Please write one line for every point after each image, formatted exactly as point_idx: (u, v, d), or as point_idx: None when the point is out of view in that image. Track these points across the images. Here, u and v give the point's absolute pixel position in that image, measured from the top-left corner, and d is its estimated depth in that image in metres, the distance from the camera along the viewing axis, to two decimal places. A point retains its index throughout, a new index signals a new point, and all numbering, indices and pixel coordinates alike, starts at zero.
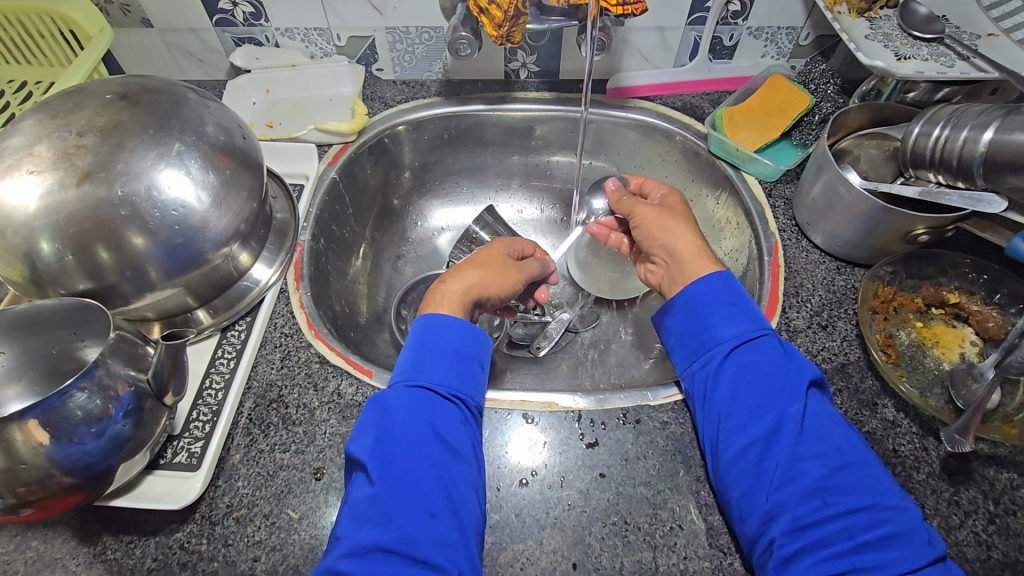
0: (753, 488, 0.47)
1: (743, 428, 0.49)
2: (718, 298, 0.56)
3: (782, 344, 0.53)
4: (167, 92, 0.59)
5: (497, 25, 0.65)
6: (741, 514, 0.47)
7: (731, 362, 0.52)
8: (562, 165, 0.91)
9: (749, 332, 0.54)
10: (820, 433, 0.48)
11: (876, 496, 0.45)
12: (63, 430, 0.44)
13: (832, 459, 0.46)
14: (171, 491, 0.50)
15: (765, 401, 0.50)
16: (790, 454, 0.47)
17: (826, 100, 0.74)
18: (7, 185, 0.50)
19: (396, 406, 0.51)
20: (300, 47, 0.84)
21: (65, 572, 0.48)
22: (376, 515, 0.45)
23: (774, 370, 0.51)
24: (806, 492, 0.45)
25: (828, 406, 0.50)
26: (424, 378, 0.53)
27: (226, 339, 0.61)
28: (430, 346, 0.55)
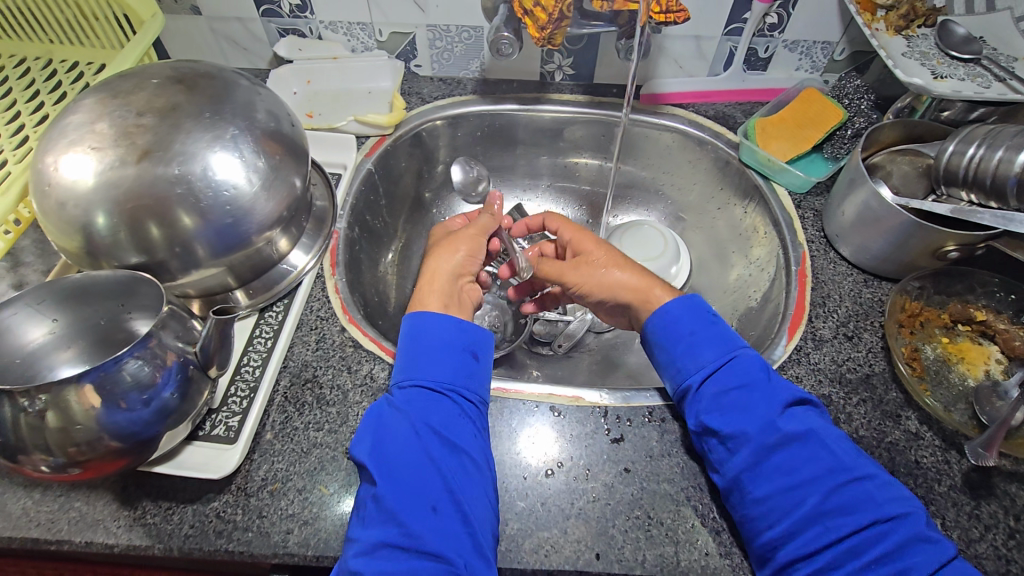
0: (753, 517, 0.48)
1: (730, 459, 0.50)
2: (681, 329, 0.56)
3: (757, 363, 0.54)
4: (221, 77, 0.60)
5: (541, 28, 0.66)
6: (750, 539, 0.48)
7: (709, 394, 0.53)
8: (591, 168, 0.93)
9: (718, 359, 0.54)
10: (809, 457, 0.48)
11: (876, 510, 0.45)
12: (115, 395, 0.46)
13: (825, 482, 0.47)
14: (210, 461, 0.52)
15: (749, 427, 0.50)
16: (783, 483, 0.48)
17: (859, 114, 0.76)
18: (70, 160, 0.52)
19: (381, 411, 0.52)
20: (342, 41, 0.86)
21: (107, 533, 0.50)
22: (383, 514, 0.46)
23: (750, 397, 0.51)
24: (808, 517, 0.46)
25: (816, 422, 0.51)
26: (410, 377, 0.53)
27: (264, 319, 0.63)
28: (412, 345, 0.55)
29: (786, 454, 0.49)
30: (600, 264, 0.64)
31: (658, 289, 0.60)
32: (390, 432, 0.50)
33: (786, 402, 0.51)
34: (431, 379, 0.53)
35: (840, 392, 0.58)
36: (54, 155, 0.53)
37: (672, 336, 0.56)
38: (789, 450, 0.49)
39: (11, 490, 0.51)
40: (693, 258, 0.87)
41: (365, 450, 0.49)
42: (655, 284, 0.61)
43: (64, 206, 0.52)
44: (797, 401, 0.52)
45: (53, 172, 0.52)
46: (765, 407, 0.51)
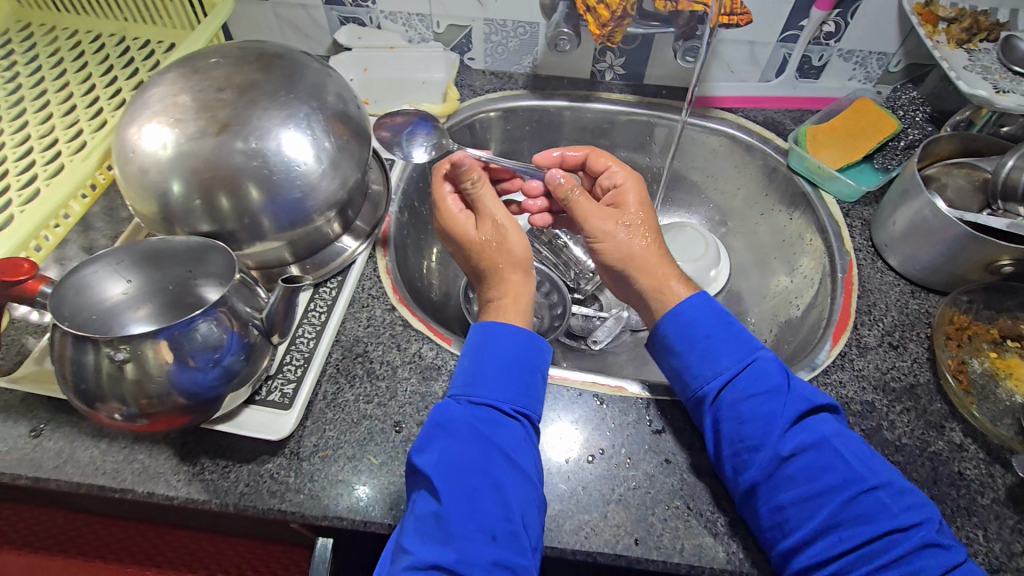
0: (771, 527, 0.48)
1: (746, 468, 0.50)
2: (695, 332, 0.55)
3: (772, 371, 0.53)
4: (293, 58, 0.63)
5: (602, 25, 0.68)
6: (769, 545, 0.49)
7: (728, 402, 0.52)
8: (633, 167, 0.93)
9: (735, 365, 0.53)
10: (824, 467, 0.49)
11: (891, 520, 0.46)
12: (186, 353, 0.48)
13: (841, 492, 0.48)
14: (267, 424, 0.54)
15: (766, 437, 0.50)
16: (800, 492, 0.48)
17: (913, 127, 0.75)
18: (150, 131, 0.55)
19: (439, 428, 0.50)
20: (400, 32, 0.88)
21: (167, 485, 0.52)
22: (440, 532, 0.46)
23: (769, 406, 0.51)
24: (824, 526, 0.47)
25: (831, 429, 0.51)
26: (474, 393, 0.52)
27: (319, 293, 0.65)
28: (481, 359, 0.54)
29: (802, 465, 0.49)
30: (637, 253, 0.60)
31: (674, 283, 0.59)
32: (450, 453, 0.49)
33: (802, 412, 0.51)
34: (501, 399, 0.52)
35: (883, 400, 0.58)
36: (137, 127, 0.55)
37: (686, 339, 0.55)
38: (803, 461, 0.49)
39: (81, 438, 0.54)
40: (733, 262, 0.88)
41: (428, 464, 0.48)
42: (671, 274, 0.59)
43: (145, 172, 0.55)
44: (813, 409, 0.52)
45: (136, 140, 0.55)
46: (778, 418, 0.51)
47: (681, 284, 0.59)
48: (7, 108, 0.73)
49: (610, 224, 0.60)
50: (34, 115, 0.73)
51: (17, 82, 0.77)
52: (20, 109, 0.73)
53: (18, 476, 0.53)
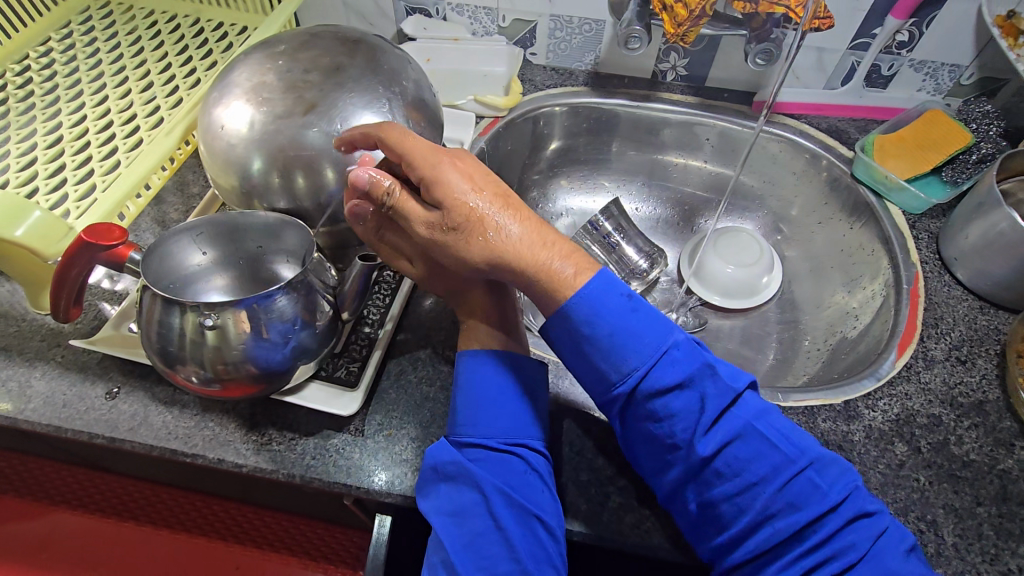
0: (703, 527, 0.47)
1: (669, 466, 0.48)
2: (596, 330, 0.48)
3: (685, 361, 0.48)
4: (373, 43, 0.64)
5: (677, 24, 0.67)
6: (700, 544, 0.48)
7: (642, 402, 0.48)
8: (688, 169, 0.92)
9: (644, 364, 0.48)
10: (750, 458, 0.46)
11: (822, 502, 0.45)
12: (263, 324, 0.49)
13: (772, 482, 0.46)
14: (333, 400, 0.55)
15: (683, 435, 0.47)
16: (729, 488, 0.46)
17: (987, 140, 0.72)
18: (228, 111, 0.57)
19: (433, 478, 0.49)
20: (465, 24, 0.89)
21: (236, 454, 0.54)
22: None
23: (680, 402, 0.47)
24: (758, 520, 0.46)
25: (752, 412, 0.48)
26: (463, 432, 0.51)
27: (385, 276, 0.66)
28: (470, 394, 0.52)
29: (728, 459, 0.47)
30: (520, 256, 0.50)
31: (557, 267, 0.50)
32: (446, 501, 0.48)
33: (720, 400, 0.48)
34: (491, 437, 0.50)
35: (951, 415, 0.57)
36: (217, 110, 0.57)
37: (588, 339, 0.49)
38: (730, 456, 0.47)
39: (155, 403, 0.56)
40: (787, 270, 0.87)
41: (430, 508, 0.48)
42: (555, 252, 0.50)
43: (231, 148, 0.56)
44: (736, 396, 0.49)
45: (217, 121, 0.57)
46: (696, 415, 0.47)
47: (566, 261, 0.50)
48: (88, 82, 0.76)
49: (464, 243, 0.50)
50: (113, 90, 0.75)
51: (98, 57, 0.79)
52: (100, 84, 0.76)
53: (94, 435, 0.54)
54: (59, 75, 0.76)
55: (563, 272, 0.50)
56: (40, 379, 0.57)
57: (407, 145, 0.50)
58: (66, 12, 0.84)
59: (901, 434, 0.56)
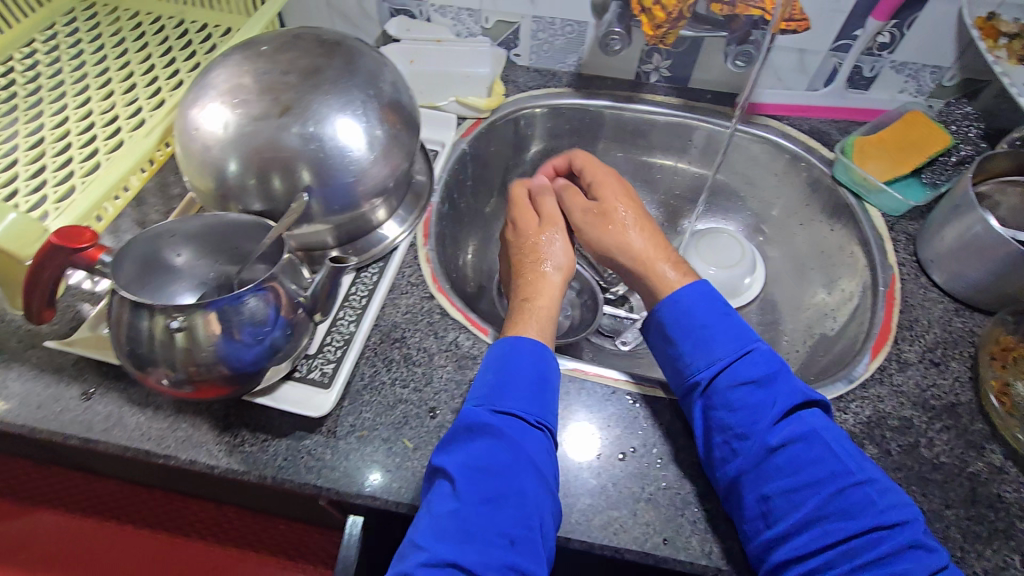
0: (752, 519, 0.49)
1: (733, 458, 0.51)
2: (693, 321, 0.57)
3: (767, 363, 0.54)
4: (350, 46, 0.64)
5: (656, 25, 0.67)
6: (747, 541, 0.49)
7: (722, 389, 0.53)
8: (672, 171, 0.93)
9: (734, 353, 0.55)
10: (814, 458, 0.49)
11: (877, 516, 0.47)
12: (234, 326, 0.50)
13: (830, 485, 0.48)
14: (304, 401, 0.56)
15: (751, 426, 0.51)
16: (787, 483, 0.48)
17: (967, 142, 0.74)
18: (206, 111, 0.57)
19: (467, 431, 0.51)
20: (448, 25, 0.89)
21: (208, 455, 0.54)
22: (456, 531, 0.46)
23: (755, 397, 0.52)
24: (809, 519, 0.47)
25: (817, 423, 0.52)
26: (502, 400, 0.53)
27: (361, 278, 0.66)
28: (512, 369, 0.54)
29: (791, 455, 0.49)
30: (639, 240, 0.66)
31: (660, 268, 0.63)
32: (474, 455, 0.49)
33: (793, 405, 0.52)
34: (527, 411, 0.52)
35: (922, 417, 0.57)
36: (195, 108, 0.57)
37: (684, 327, 0.57)
38: (792, 452, 0.50)
39: (129, 404, 0.57)
40: (768, 271, 0.87)
41: (452, 461, 0.49)
42: (662, 257, 0.64)
43: (207, 151, 0.56)
44: (805, 403, 0.53)
45: (194, 119, 0.57)
46: (766, 411, 0.51)
47: (673, 268, 0.63)
48: (72, 84, 0.76)
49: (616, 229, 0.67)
50: (96, 92, 0.76)
51: (82, 59, 0.80)
52: (83, 86, 0.76)
53: (69, 437, 0.55)
54: (43, 77, 0.77)
55: (667, 275, 0.63)
56: (16, 381, 0.58)
57: (595, 166, 0.74)
58: (51, 13, 0.84)
59: (872, 436, 0.56)
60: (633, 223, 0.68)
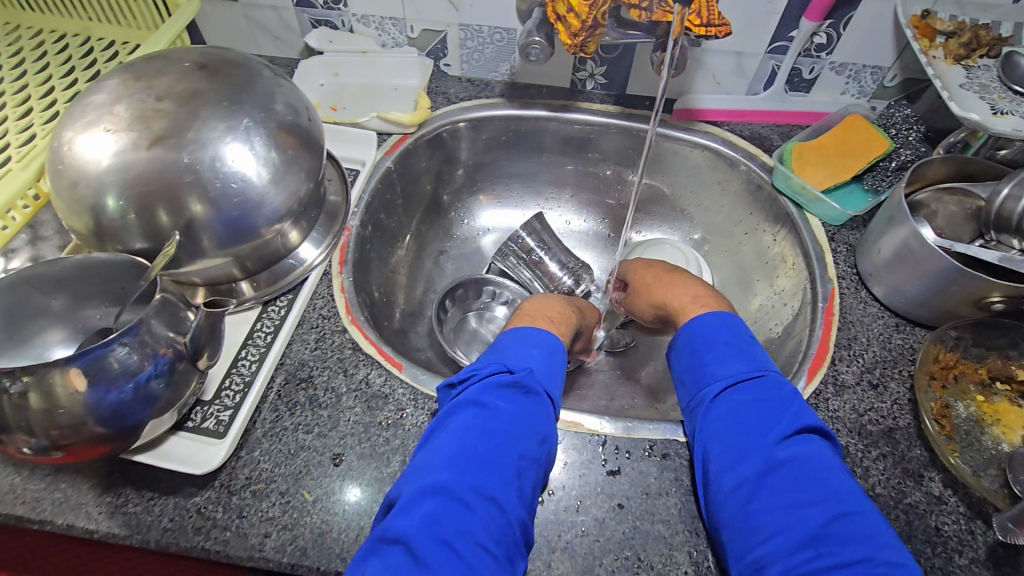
0: (742, 533, 0.44)
1: (733, 467, 0.46)
2: (716, 338, 0.54)
3: (784, 387, 0.50)
4: (244, 66, 0.59)
5: (573, 35, 0.63)
6: (736, 558, 0.44)
7: (728, 403, 0.50)
8: (616, 180, 0.89)
9: (749, 371, 0.51)
10: (816, 478, 0.44)
11: (875, 549, 0.40)
12: (100, 382, 0.45)
13: (830, 507, 0.42)
14: (193, 455, 0.51)
15: (755, 440, 0.47)
16: (784, 499, 0.43)
17: (907, 146, 0.70)
18: (91, 136, 0.51)
19: (510, 384, 0.50)
20: (373, 35, 0.85)
21: (88, 518, 0.50)
22: (491, 463, 0.44)
23: (765, 411, 0.48)
24: (799, 540, 0.41)
25: (824, 454, 0.46)
26: (543, 370, 0.52)
27: (267, 313, 0.62)
28: (547, 350, 0.54)
29: (791, 472, 0.44)
30: (669, 281, 0.66)
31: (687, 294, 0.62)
32: (516, 410, 0.48)
33: (804, 427, 0.47)
34: (556, 390, 0.52)
35: (858, 445, 0.54)
36: (74, 131, 0.52)
37: (704, 343, 0.54)
38: (795, 469, 0.44)
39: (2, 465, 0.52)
40: (714, 282, 0.84)
41: (495, 403, 0.48)
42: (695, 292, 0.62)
43: (76, 187, 0.51)
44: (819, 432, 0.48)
45: (74, 144, 0.51)
46: (771, 425, 0.47)
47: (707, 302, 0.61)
48: None
49: (663, 281, 0.67)
50: None
51: None
52: None
53: None
54: None
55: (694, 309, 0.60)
56: None
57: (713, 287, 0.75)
58: None
59: None
60: (679, 275, 0.67)
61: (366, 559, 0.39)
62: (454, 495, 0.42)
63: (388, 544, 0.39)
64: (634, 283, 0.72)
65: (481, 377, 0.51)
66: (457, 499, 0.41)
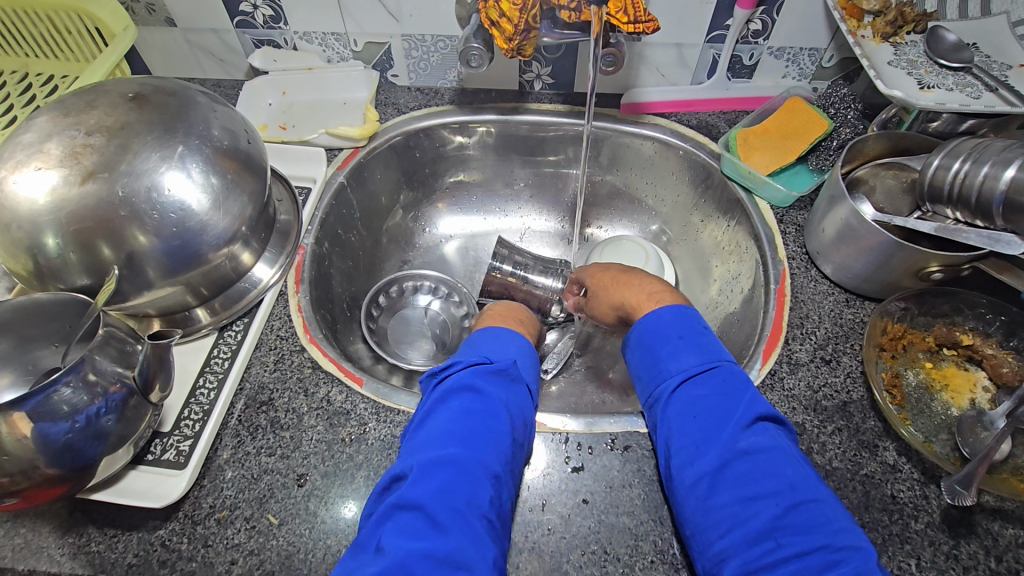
0: (704, 527, 0.44)
1: (693, 462, 0.47)
2: (669, 332, 0.55)
3: (738, 376, 0.51)
4: (179, 94, 0.59)
5: (508, 39, 0.64)
6: (699, 552, 0.45)
7: (685, 396, 0.50)
8: (572, 179, 0.90)
9: (701, 364, 0.52)
10: (772, 469, 0.44)
11: (829, 535, 0.41)
12: (47, 424, 0.44)
13: (785, 497, 0.43)
14: (154, 488, 0.51)
15: (711, 434, 0.47)
16: (741, 492, 0.44)
17: (846, 125, 0.71)
18: (23, 175, 0.50)
19: (498, 370, 0.51)
20: (318, 51, 0.84)
21: (49, 561, 0.49)
22: (490, 442, 0.45)
23: (721, 403, 0.49)
24: (758, 532, 0.42)
25: (780, 441, 0.47)
26: (520, 358, 0.53)
27: (223, 338, 0.61)
28: (520, 339, 0.56)
29: (748, 464, 0.45)
30: (622, 281, 0.67)
31: (648, 295, 0.62)
32: (507, 396, 0.49)
33: (759, 416, 0.48)
34: (531, 377, 0.54)
35: (814, 421, 0.55)
36: (5, 171, 0.51)
37: (660, 337, 0.55)
38: (752, 461, 0.45)
39: None
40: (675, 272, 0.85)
41: (488, 390, 0.49)
42: (650, 288, 0.64)
43: (10, 228, 0.50)
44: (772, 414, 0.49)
45: (7, 184, 0.50)
46: (729, 417, 0.48)
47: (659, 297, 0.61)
48: None
49: (620, 279, 0.68)
50: None
51: None
52: None
53: None
54: None
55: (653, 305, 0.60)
56: None
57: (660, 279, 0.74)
58: None
59: None
60: (635, 273, 0.68)
61: (379, 525, 0.41)
62: (464, 466, 0.43)
63: (402, 510, 0.41)
64: (591, 288, 0.72)
65: (466, 364, 0.51)
66: (467, 471, 0.43)
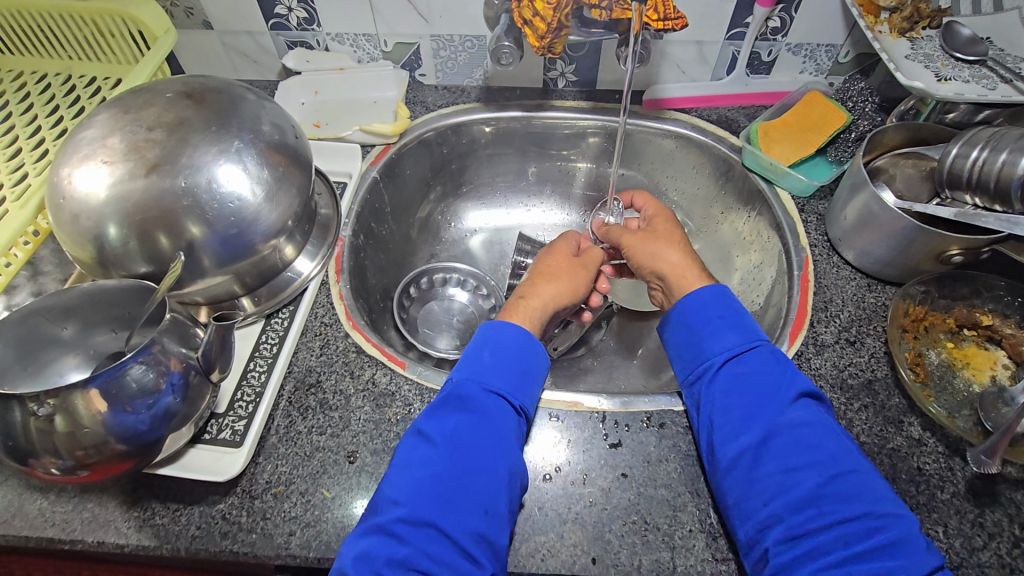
0: (748, 497, 0.47)
1: (736, 437, 0.49)
2: (710, 313, 0.57)
3: (778, 356, 0.54)
4: (227, 91, 0.62)
5: (540, 37, 0.66)
6: (741, 521, 0.47)
7: (729, 375, 0.53)
8: (594, 174, 0.93)
9: (743, 343, 0.54)
10: (815, 441, 0.47)
11: (871, 504, 0.44)
12: (118, 401, 0.47)
13: (827, 468, 0.46)
14: (214, 465, 0.54)
15: (755, 409, 0.50)
16: (784, 463, 0.47)
17: (863, 118, 0.74)
18: (88, 169, 0.53)
19: (441, 405, 0.52)
20: (349, 52, 0.87)
21: (117, 533, 0.52)
22: (423, 493, 0.46)
23: (764, 381, 0.51)
24: (801, 501, 0.45)
25: (820, 416, 0.50)
26: (474, 379, 0.54)
27: (270, 325, 0.64)
28: (475, 357, 0.56)
29: (791, 438, 0.48)
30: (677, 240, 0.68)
31: (694, 272, 0.64)
32: (454, 427, 0.50)
33: (801, 393, 0.51)
34: (496, 389, 0.53)
35: (841, 398, 0.58)
36: (71, 166, 0.54)
37: (701, 321, 0.57)
38: (795, 434, 0.48)
39: (28, 491, 0.54)
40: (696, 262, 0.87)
41: (437, 430, 0.50)
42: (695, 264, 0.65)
43: (78, 218, 0.53)
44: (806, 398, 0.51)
45: (73, 177, 0.53)
46: (772, 395, 0.50)
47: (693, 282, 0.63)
48: None
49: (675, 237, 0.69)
50: None
51: None
52: None
53: None
54: None
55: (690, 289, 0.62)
56: None
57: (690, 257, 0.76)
58: None
59: None
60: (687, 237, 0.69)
61: None
62: (387, 528, 0.45)
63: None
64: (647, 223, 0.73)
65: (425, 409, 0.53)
66: (393, 532, 0.44)
